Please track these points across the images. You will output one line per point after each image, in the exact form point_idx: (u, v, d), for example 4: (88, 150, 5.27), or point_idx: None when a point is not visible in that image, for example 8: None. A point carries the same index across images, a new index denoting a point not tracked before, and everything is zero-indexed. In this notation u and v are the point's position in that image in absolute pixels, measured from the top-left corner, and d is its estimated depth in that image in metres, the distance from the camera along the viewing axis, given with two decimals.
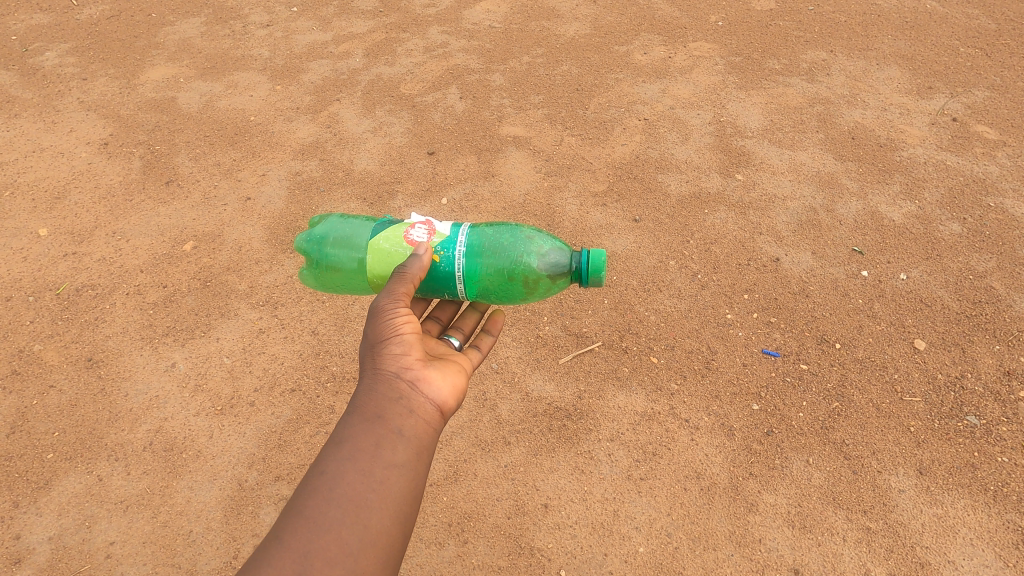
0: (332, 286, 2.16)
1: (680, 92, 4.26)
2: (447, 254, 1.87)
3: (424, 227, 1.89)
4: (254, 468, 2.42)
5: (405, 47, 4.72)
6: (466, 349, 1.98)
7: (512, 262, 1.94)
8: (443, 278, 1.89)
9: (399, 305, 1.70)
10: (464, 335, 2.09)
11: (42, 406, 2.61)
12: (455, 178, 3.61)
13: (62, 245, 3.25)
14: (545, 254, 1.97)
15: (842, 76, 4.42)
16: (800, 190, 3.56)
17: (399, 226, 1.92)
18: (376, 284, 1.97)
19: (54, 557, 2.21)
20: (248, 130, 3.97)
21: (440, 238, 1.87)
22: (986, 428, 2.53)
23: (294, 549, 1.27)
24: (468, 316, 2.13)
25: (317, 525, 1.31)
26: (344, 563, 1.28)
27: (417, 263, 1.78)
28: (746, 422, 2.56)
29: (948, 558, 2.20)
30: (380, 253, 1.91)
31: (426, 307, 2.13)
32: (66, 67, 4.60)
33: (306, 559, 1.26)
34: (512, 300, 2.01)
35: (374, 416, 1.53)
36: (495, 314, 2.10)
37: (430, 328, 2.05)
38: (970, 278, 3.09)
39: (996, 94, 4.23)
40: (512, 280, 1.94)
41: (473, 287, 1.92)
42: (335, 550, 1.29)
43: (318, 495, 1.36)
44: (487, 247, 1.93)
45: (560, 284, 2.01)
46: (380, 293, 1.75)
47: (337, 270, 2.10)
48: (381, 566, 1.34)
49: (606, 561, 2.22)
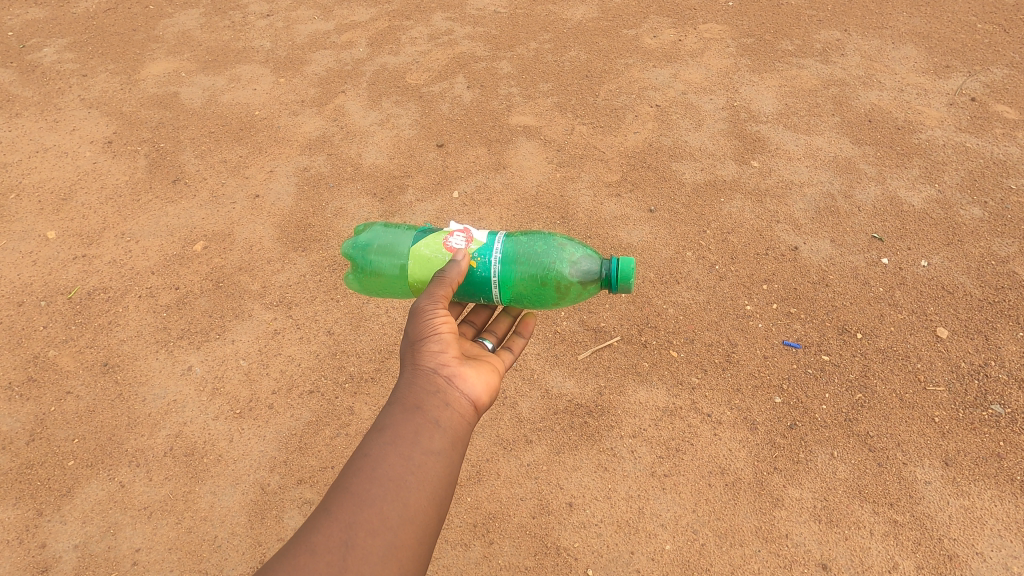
0: (375, 289, 2.16)
1: (691, 76, 4.17)
2: (483, 260, 1.84)
3: (462, 234, 1.87)
4: (276, 472, 2.41)
5: (409, 36, 4.63)
6: (499, 349, 1.98)
7: (544, 268, 1.93)
8: (479, 283, 1.86)
9: (439, 305, 1.69)
10: (497, 338, 2.03)
11: (61, 413, 2.59)
12: (466, 170, 3.56)
13: (72, 247, 3.22)
14: (577, 262, 1.96)
15: (856, 56, 4.32)
16: (816, 176, 3.50)
17: (439, 233, 1.90)
18: (416, 289, 1.95)
19: (80, 565, 2.21)
20: (253, 125, 3.91)
21: (478, 245, 1.85)
22: (1012, 417, 2.50)
23: (340, 519, 1.26)
24: (501, 320, 2.07)
25: (361, 499, 1.31)
26: (385, 536, 1.27)
27: (456, 268, 1.77)
28: (769, 415, 2.53)
29: (976, 550, 2.19)
30: (421, 259, 1.89)
31: (462, 311, 2.11)
32: (65, 63, 4.52)
33: (350, 529, 1.25)
34: (545, 304, 2.00)
35: (414, 406, 1.52)
36: (527, 316, 2.03)
37: (465, 331, 2.03)
38: (993, 263, 3.04)
39: (1016, 72, 4.13)
40: (544, 285, 1.93)
41: (507, 293, 1.89)
42: (377, 523, 1.28)
43: (361, 474, 1.35)
44: (521, 255, 1.89)
45: (591, 290, 1.98)
46: (420, 295, 1.74)
47: (378, 275, 2.10)
48: (419, 544, 1.31)
49: (633, 560, 2.21)
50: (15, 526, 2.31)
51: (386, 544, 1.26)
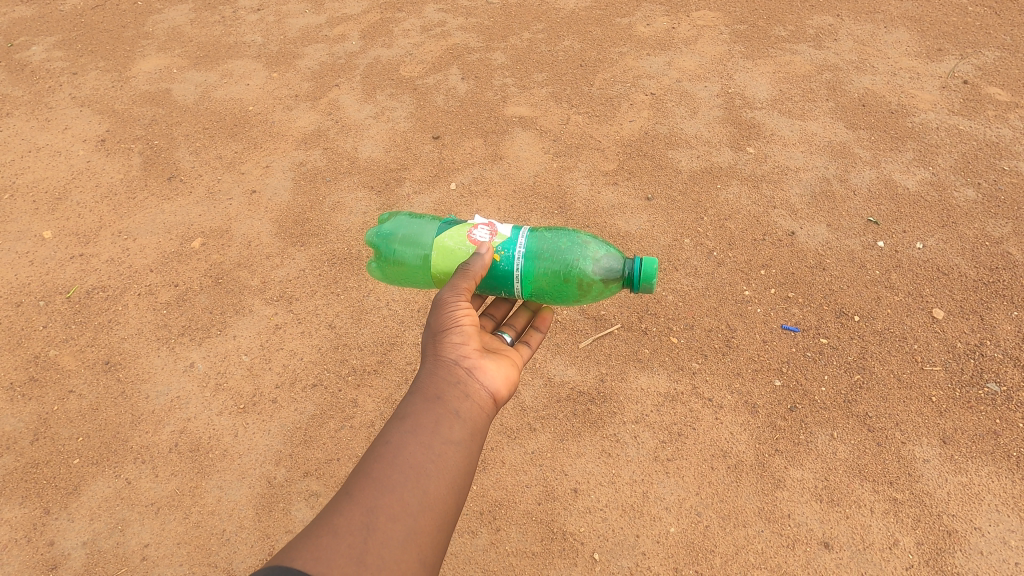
0: (395, 279, 2.16)
1: (686, 64, 4.18)
2: (507, 254, 1.86)
3: (486, 228, 1.88)
4: (282, 465, 2.42)
5: (401, 28, 4.61)
6: (517, 343, 1.98)
7: (567, 265, 1.94)
8: (501, 277, 1.88)
9: (461, 298, 1.71)
10: (516, 332, 2.03)
11: (63, 412, 2.59)
12: (462, 162, 3.56)
13: (69, 247, 3.20)
14: (599, 259, 1.95)
15: (850, 41, 4.33)
16: (811, 161, 3.51)
17: (463, 226, 1.91)
18: (438, 280, 1.96)
19: (89, 561, 2.22)
20: (247, 120, 3.89)
21: (502, 239, 1.86)
22: (1008, 394, 2.54)
23: (361, 503, 1.28)
24: (519, 314, 2.07)
25: (382, 484, 1.32)
26: (405, 522, 1.28)
27: (479, 262, 1.78)
28: (769, 398, 2.56)
29: (974, 525, 2.23)
30: (444, 251, 1.91)
31: (482, 304, 2.11)
32: (54, 62, 4.48)
33: (372, 513, 1.26)
34: (565, 301, 2.00)
35: (434, 396, 1.53)
36: (544, 310, 2.08)
37: (484, 323, 2.03)
38: (987, 244, 3.07)
39: (1006, 54, 4.16)
40: (566, 281, 1.94)
41: (528, 287, 1.92)
42: (397, 508, 1.29)
43: (382, 460, 1.37)
44: (545, 251, 1.93)
45: (612, 288, 1.98)
46: (443, 287, 1.76)
47: (401, 265, 2.10)
48: (437, 531, 1.33)
49: (638, 543, 2.24)
50: (21, 524, 2.32)
51: (407, 529, 1.27)
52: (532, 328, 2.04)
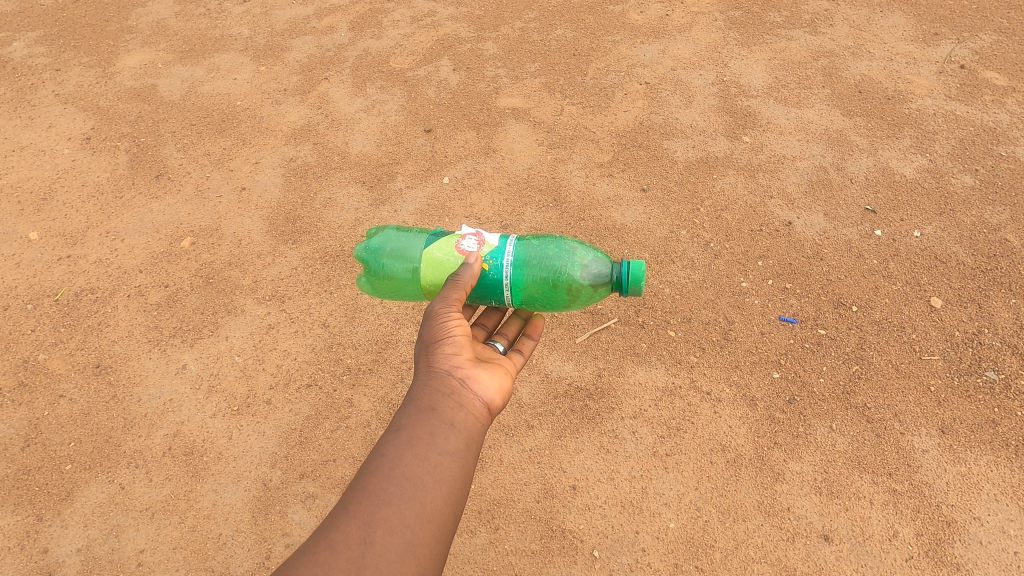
0: (387, 293, 2.12)
1: (680, 52, 4.12)
2: (495, 263, 1.82)
3: (474, 238, 1.85)
4: (277, 467, 2.40)
5: (391, 18, 4.53)
6: (510, 352, 1.96)
7: (555, 271, 1.89)
8: (491, 285, 1.84)
9: (453, 309, 1.68)
10: (509, 341, 1.99)
11: (54, 417, 2.56)
12: (455, 155, 3.50)
13: (56, 248, 3.15)
14: (587, 265, 1.92)
15: (845, 27, 4.28)
16: (808, 149, 3.47)
17: (451, 236, 1.89)
18: (428, 292, 1.93)
19: (84, 568, 2.19)
20: (235, 115, 3.82)
21: (490, 248, 1.83)
22: (1006, 383, 2.53)
23: (358, 517, 1.25)
24: (511, 322, 2.03)
25: (378, 497, 1.29)
26: (404, 534, 1.26)
27: (469, 272, 1.76)
28: (768, 391, 2.54)
29: (973, 515, 2.23)
30: (433, 262, 1.88)
31: (473, 313, 2.09)
32: (36, 58, 4.38)
33: (369, 527, 1.24)
34: (555, 306, 1.96)
35: (428, 408, 1.51)
36: (535, 317, 2.04)
37: (476, 334, 2.01)
38: (984, 232, 3.05)
39: (1003, 37, 4.12)
40: (555, 287, 1.90)
41: (518, 295, 1.88)
42: (395, 521, 1.27)
43: (379, 473, 1.34)
44: (533, 258, 1.87)
45: (601, 292, 1.95)
46: (434, 298, 1.73)
47: (391, 279, 2.06)
48: (436, 543, 1.30)
49: (638, 539, 2.23)
50: (14, 532, 2.29)
51: (405, 542, 1.25)
52: (524, 336, 2.02)
